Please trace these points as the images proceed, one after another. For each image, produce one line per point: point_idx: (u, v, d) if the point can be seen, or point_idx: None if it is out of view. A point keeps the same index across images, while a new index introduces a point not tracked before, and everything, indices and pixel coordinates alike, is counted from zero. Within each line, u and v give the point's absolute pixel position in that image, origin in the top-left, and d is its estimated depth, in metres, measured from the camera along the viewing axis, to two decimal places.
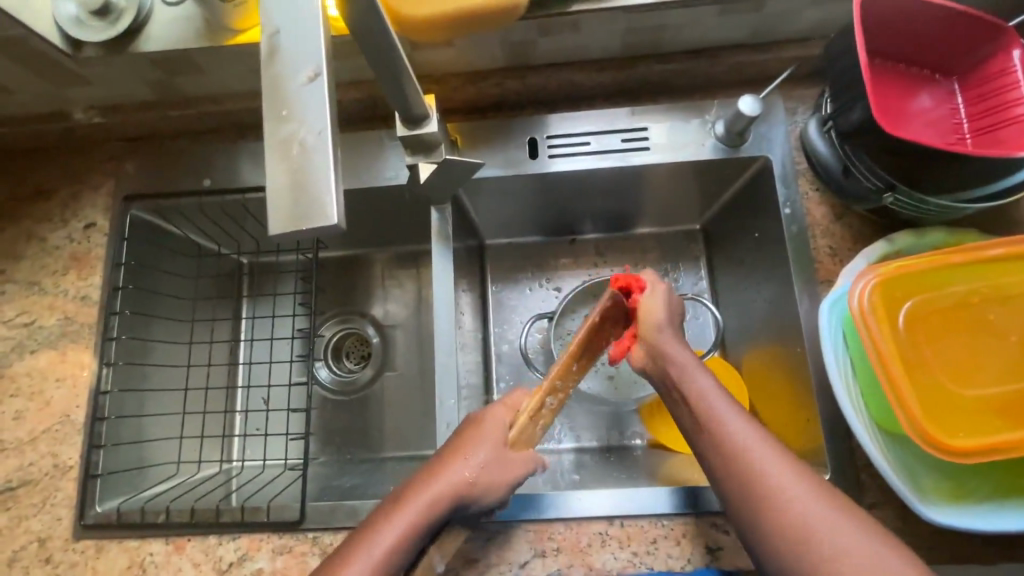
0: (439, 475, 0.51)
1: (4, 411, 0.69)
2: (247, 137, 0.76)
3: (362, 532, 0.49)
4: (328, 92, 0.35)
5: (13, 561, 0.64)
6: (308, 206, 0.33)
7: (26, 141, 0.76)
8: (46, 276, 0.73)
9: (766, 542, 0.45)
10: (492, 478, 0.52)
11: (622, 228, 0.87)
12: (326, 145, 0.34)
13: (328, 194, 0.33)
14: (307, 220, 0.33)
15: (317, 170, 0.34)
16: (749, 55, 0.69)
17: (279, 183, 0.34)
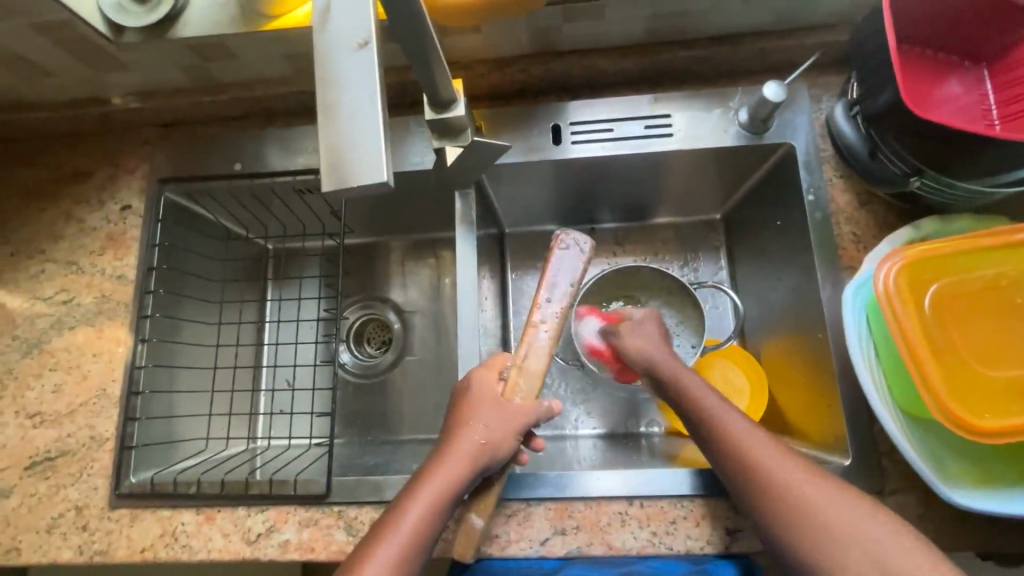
0: (449, 451, 0.55)
1: (45, 384, 0.72)
2: (276, 123, 0.78)
3: (389, 512, 0.52)
4: (376, 59, 0.36)
5: (53, 527, 0.67)
6: (356, 163, 0.35)
7: (64, 126, 0.79)
8: (84, 255, 0.76)
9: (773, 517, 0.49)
10: (497, 440, 0.56)
11: (642, 217, 0.88)
12: (378, 107, 0.36)
13: (376, 154, 0.35)
14: (354, 176, 0.34)
15: (366, 133, 0.35)
16: (775, 40, 0.69)
17: (330, 142, 0.35)
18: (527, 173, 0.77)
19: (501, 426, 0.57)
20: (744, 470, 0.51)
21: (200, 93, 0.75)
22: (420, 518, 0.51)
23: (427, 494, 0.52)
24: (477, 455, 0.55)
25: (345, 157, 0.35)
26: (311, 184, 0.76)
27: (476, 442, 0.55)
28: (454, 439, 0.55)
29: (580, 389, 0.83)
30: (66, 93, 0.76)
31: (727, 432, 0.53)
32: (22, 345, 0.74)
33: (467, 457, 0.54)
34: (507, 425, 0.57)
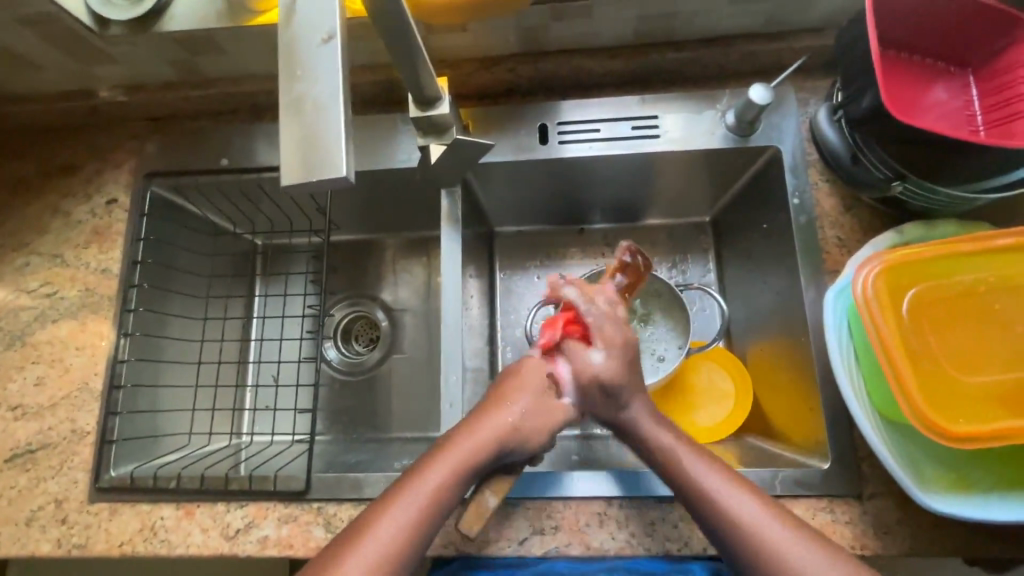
0: (481, 422, 0.54)
1: (27, 377, 0.72)
2: (264, 119, 0.78)
3: (410, 475, 0.51)
4: (341, 54, 0.36)
5: (32, 520, 0.67)
6: (318, 158, 0.35)
7: (51, 119, 0.79)
8: (69, 248, 0.76)
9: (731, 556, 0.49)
10: (531, 424, 0.55)
11: (631, 219, 0.88)
12: (341, 100, 0.36)
13: (338, 148, 0.35)
14: (316, 171, 0.34)
15: (329, 128, 0.35)
16: (762, 44, 0.69)
17: (292, 138, 0.35)
18: (515, 172, 0.76)
19: (534, 411, 0.55)
20: (707, 509, 0.50)
21: (188, 88, 0.75)
22: (438, 486, 0.50)
23: (450, 463, 0.52)
24: (508, 433, 0.54)
25: (310, 152, 0.35)
26: None
27: (506, 421, 0.54)
28: (485, 414, 0.54)
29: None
30: (53, 85, 0.75)
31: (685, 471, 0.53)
32: (5, 338, 0.73)
33: (496, 431, 0.53)
34: (543, 409, 0.55)
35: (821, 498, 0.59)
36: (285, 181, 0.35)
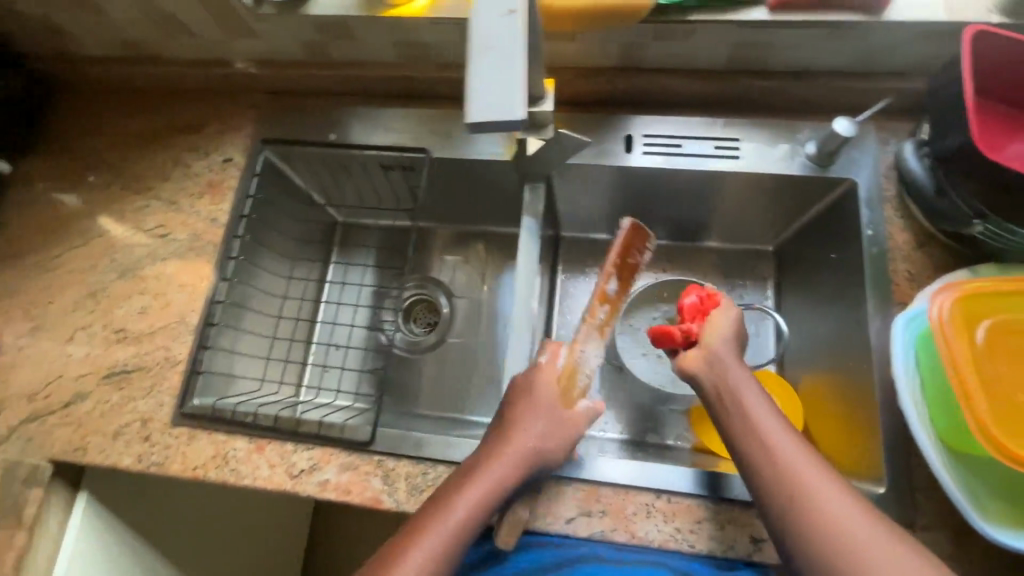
0: (502, 452, 0.59)
1: (132, 305, 0.80)
2: (372, 103, 0.85)
3: (434, 506, 0.56)
4: (520, 25, 0.48)
5: (119, 434, 0.74)
6: (498, 103, 0.46)
7: (186, 83, 0.88)
8: (185, 197, 0.84)
9: (803, 535, 0.50)
10: (546, 446, 0.61)
11: (693, 237, 0.92)
12: (516, 58, 0.47)
13: (515, 98, 0.46)
14: (497, 113, 0.46)
15: (506, 81, 0.47)
16: (852, 81, 0.72)
17: (478, 86, 0.47)
18: (595, 177, 0.81)
19: (549, 428, 0.61)
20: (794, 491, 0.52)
21: (311, 67, 0.83)
22: (466, 514, 0.55)
23: (477, 490, 0.56)
24: (525, 457, 0.59)
25: (492, 99, 0.47)
26: (396, 161, 0.83)
27: (526, 443, 0.60)
28: (507, 445, 0.59)
29: (609, 390, 0.87)
30: (195, 53, 0.85)
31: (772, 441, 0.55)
32: (118, 269, 0.82)
33: (517, 458, 0.59)
34: (555, 426, 0.62)
35: None
36: (468, 120, 0.46)
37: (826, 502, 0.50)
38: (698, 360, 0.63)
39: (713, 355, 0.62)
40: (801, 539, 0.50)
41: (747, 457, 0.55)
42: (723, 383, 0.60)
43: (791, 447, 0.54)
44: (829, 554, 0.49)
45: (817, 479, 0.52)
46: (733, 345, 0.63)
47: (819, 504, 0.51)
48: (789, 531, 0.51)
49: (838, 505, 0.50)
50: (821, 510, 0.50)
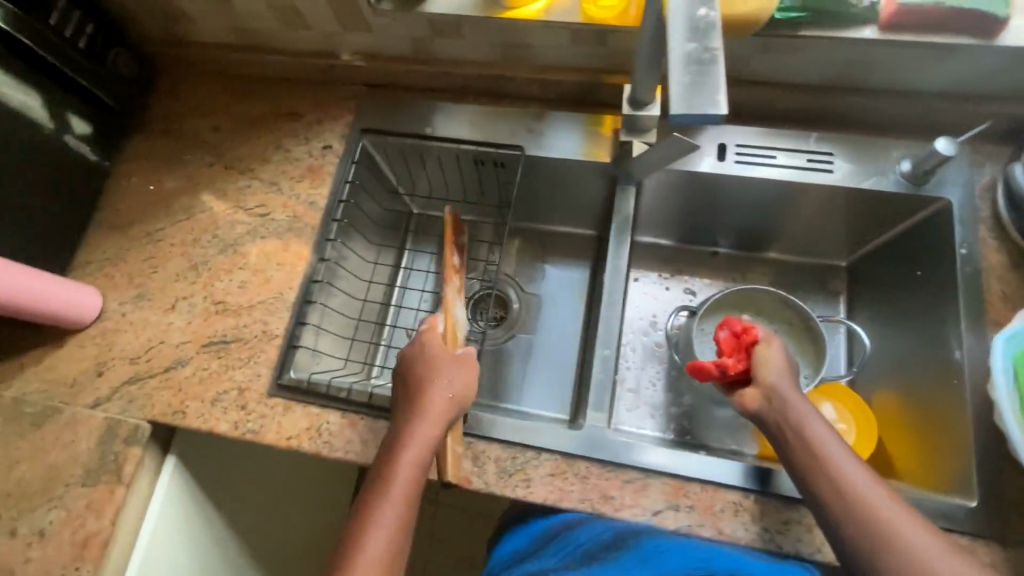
0: (417, 415, 0.64)
1: (233, 279, 0.83)
2: (468, 100, 0.89)
3: (377, 477, 0.61)
4: (718, 24, 0.51)
5: (216, 401, 0.77)
6: (703, 99, 0.50)
7: (291, 71, 0.93)
8: (285, 179, 0.88)
9: (869, 548, 0.54)
10: (453, 398, 0.66)
11: (754, 249, 0.95)
12: (716, 56, 0.51)
13: (717, 95, 0.50)
14: (701, 107, 0.49)
15: (709, 78, 0.50)
16: (952, 103, 0.74)
17: (680, 81, 0.50)
18: (684, 184, 0.84)
19: (452, 381, 0.66)
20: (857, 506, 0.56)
21: (415, 63, 0.87)
22: (405, 478, 0.61)
23: (410, 455, 0.62)
24: (438, 411, 0.64)
25: (695, 93, 0.50)
26: (489, 156, 0.86)
27: (444, 399, 0.65)
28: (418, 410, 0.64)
29: (670, 392, 0.89)
30: (305, 44, 0.89)
31: (834, 460, 0.59)
32: (220, 244, 0.86)
33: (439, 417, 0.64)
34: (457, 376, 0.67)
35: (963, 535, 0.62)
36: (674, 112, 0.50)
37: (888, 517, 0.55)
38: (757, 398, 0.65)
39: (771, 393, 0.64)
40: (868, 551, 0.54)
41: (811, 474, 0.59)
42: (786, 419, 0.62)
43: (851, 465, 0.58)
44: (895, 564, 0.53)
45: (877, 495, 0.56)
46: (792, 382, 0.65)
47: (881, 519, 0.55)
48: (855, 543, 0.55)
49: (898, 517, 0.55)
50: (883, 525, 0.55)
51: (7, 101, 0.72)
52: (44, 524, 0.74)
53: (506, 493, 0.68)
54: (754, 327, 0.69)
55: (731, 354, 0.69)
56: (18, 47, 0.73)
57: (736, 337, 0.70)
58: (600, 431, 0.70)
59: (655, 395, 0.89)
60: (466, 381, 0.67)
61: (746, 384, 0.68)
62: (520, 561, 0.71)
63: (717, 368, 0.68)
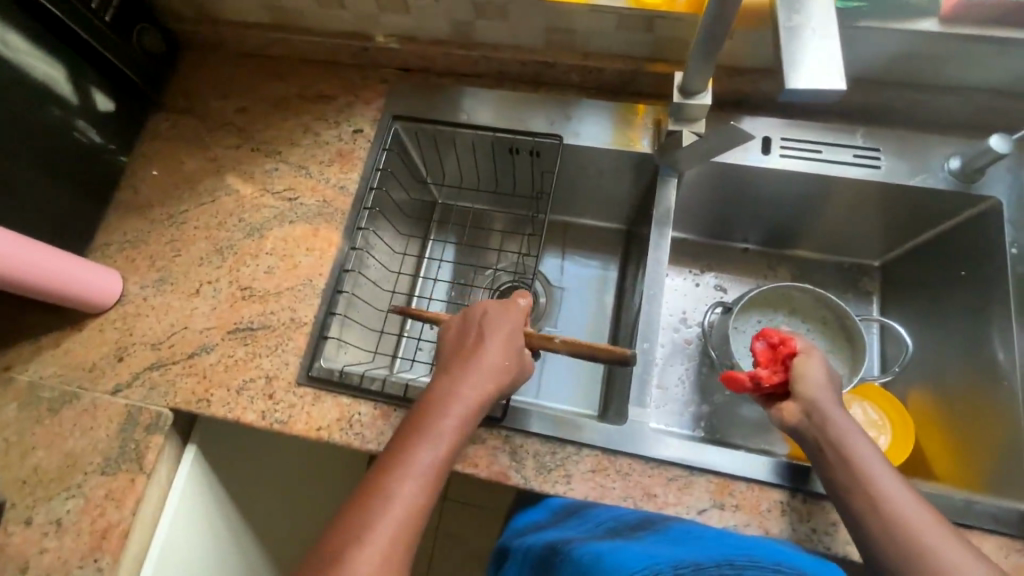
0: (474, 369, 0.60)
1: (259, 265, 0.81)
2: (504, 86, 0.87)
3: (417, 428, 0.56)
4: (828, 13, 0.57)
5: (242, 389, 0.74)
6: (821, 72, 0.54)
7: (321, 53, 0.90)
8: (314, 163, 0.86)
9: (892, 554, 0.49)
10: (512, 365, 0.62)
11: (785, 244, 0.93)
12: (830, 37, 0.56)
13: (834, 70, 0.54)
14: (821, 80, 0.53)
15: (825, 54, 0.54)
16: (1001, 100, 0.74)
17: (797, 55, 0.54)
18: (724, 179, 0.83)
19: (509, 340, 0.63)
20: (881, 510, 0.51)
21: (453, 46, 0.85)
22: (450, 432, 0.56)
23: (461, 409, 0.58)
24: (497, 370, 0.61)
25: (812, 67, 0.54)
26: (523, 145, 0.84)
27: (501, 359, 0.61)
28: (453, 390, 0.58)
29: (699, 390, 0.87)
30: (341, 25, 0.87)
31: (858, 459, 0.55)
32: (245, 228, 0.83)
33: (495, 376, 0.60)
34: (513, 339, 0.63)
35: (1016, 539, 0.60)
36: (792, 84, 0.53)
37: (914, 520, 0.50)
38: (796, 412, 0.60)
39: (811, 406, 0.59)
40: (892, 558, 0.49)
41: (837, 478, 0.56)
42: (825, 434, 0.58)
43: (878, 464, 0.54)
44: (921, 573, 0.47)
45: (901, 496, 0.52)
46: (833, 396, 0.60)
47: (906, 523, 0.50)
48: (875, 547, 0.51)
49: (925, 523, 0.50)
50: (911, 528, 0.50)
51: (30, 71, 0.70)
52: (62, 513, 0.71)
53: (545, 489, 0.66)
54: (793, 338, 0.64)
55: (766, 369, 0.64)
56: (45, 16, 0.70)
57: (773, 349, 0.65)
58: (641, 427, 0.68)
59: (687, 394, 0.87)
60: (508, 366, 0.62)
61: (784, 397, 0.64)
62: (535, 530, 0.65)
63: (752, 380, 0.64)
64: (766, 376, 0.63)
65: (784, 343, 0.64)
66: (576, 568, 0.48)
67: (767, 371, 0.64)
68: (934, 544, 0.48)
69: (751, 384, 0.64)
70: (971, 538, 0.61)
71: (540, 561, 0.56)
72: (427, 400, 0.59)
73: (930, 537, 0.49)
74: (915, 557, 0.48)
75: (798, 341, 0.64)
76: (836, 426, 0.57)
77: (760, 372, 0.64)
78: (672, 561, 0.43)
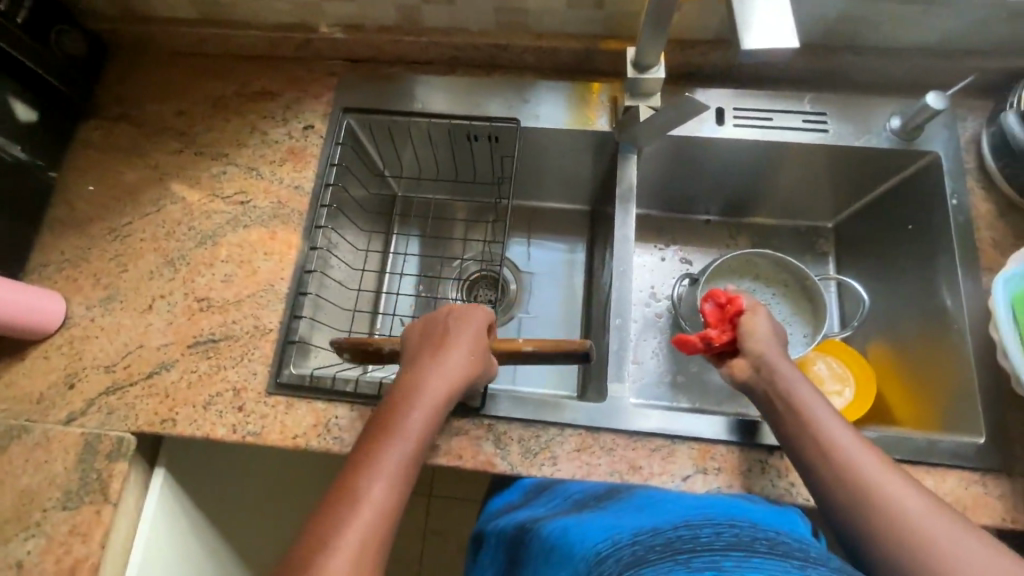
0: (440, 366, 0.59)
1: (215, 274, 0.77)
2: (458, 72, 0.85)
3: (384, 430, 0.54)
4: None
5: (209, 404, 0.71)
6: (777, 29, 0.56)
7: (262, 47, 0.86)
8: (265, 163, 0.82)
9: (852, 510, 0.49)
10: (481, 362, 0.61)
11: (745, 213, 0.95)
12: None
13: (789, 24, 0.56)
14: (776, 37, 0.55)
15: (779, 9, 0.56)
16: (934, 58, 0.78)
17: (753, 13, 0.56)
18: (681, 152, 0.84)
19: (476, 337, 0.62)
20: (839, 468, 0.51)
21: (401, 33, 0.83)
22: (418, 431, 0.55)
23: (427, 409, 0.56)
24: (465, 367, 0.60)
25: (769, 24, 0.56)
26: (481, 131, 0.82)
27: (468, 356, 0.60)
28: (420, 386, 0.58)
29: (673, 362, 0.89)
30: (281, 16, 0.83)
31: (815, 421, 0.55)
32: (197, 236, 0.79)
33: (464, 372, 0.59)
34: (480, 336, 0.62)
35: (975, 471, 0.64)
36: (749, 45, 0.55)
37: (871, 475, 0.50)
38: (746, 368, 0.62)
39: (759, 361, 0.62)
40: (852, 514, 0.49)
41: (797, 442, 0.56)
42: (774, 387, 0.60)
43: (834, 424, 0.55)
44: (879, 527, 0.47)
45: (858, 453, 0.52)
46: (779, 349, 0.62)
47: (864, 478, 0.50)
48: (836, 506, 0.51)
49: (882, 477, 0.50)
50: (868, 483, 0.49)
51: None
52: (22, 555, 0.66)
53: (532, 473, 0.66)
54: (739, 296, 0.67)
55: (716, 328, 0.66)
56: None
57: (721, 308, 0.67)
58: (620, 402, 0.69)
59: (660, 365, 0.88)
60: (476, 363, 0.61)
61: (733, 354, 0.65)
62: (507, 510, 0.67)
63: (703, 340, 0.65)
64: (716, 335, 0.65)
65: (732, 302, 0.66)
66: (544, 550, 0.53)
67: (716, 331, 0.66)
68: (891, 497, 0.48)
69: (704, 344, 0.65)
70: (935, 475, 0.64)
71: (513, 542, 0.60)
72: (391, 401, 0.57)
73: (888, 491, 0.49)
74: (873, 511, 0.48)
75: (744, 299, 0.66)
76: (791, 391, 0.58)
77: (710, 332, 0.65)
78: (633, 529, 0.48)
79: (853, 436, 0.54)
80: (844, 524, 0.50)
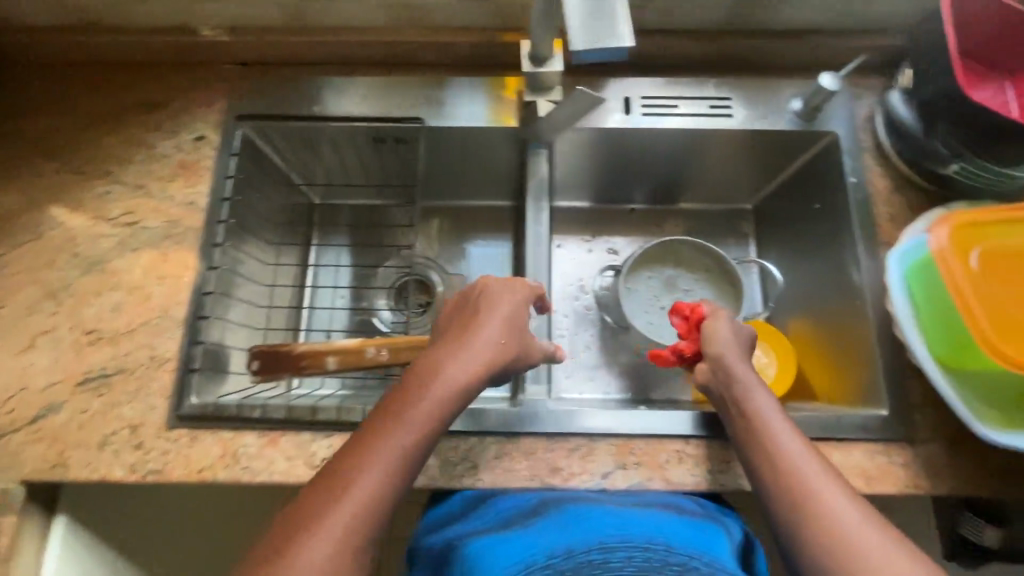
0: (465, 348, 0.56)
1: (104, 303, 0.72)
2: (357, 71, 0.81)
3: (391, 413, 0.52)
4: None
5: (104, 445, 0.66)
6: (606, 30, 0.50)
7: (142, 54, 0.80)
8: (153, 180, 0.76)
9: (787, 516, 0.49)
10: (512, 346, 0.58)
11: (666, 200, 0.95)
12: None
13: (620, 25, 0.50)
14: (606, 39, 0.50)
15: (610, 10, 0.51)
16: (827, 38, 0.79)
17: (581, 13, 0.51)
18: (593, 143, 0.83)
19: (504, 317, 0.59)
20: (779, 472, 0.52)
21: (291, 33, 0.78)
22: (427, 418, 0.52)
23: (443, 393, 0.53)
24: (493, 351, 0.56)
25: (598, 25, 0.51)
26: (388, 133, 0.80)
27: (496, 339, 0.57)
28: (435, 369, 0.54)
29: (604, 355, 0.88)
30: (158, 19, 0.77)
31: (762, 423, 0.55)
32: (81, 264, 0.73)
33: (487, 356, 0.56)
34: (512, 320, 0.59)
35: (880, 442, 0.66)
36: (575, 48, 0.50)
37: (808, 481, 0.50)
38: (706, 371, 0.63)
39: (716, 364, 0.61)
40: (786, 520, 0.49)
41: (745, 444, 0.56)
42: (728, 390, 0.59)
43: (781, 426, 0.55)
44: (810, 533, 0.47)
45: (799, 456, 0.52)
46: (738, 351, 0.62)
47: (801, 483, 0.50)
48: (774, 511, 0.51)
49: (819, 483, 0.50)
50: (805, 489, 0.50)
51: None
52: None
53: (452, 486, 0.65)
54: (701, 304, 0.68)
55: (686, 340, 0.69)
56: None
57: (687, 319, 0.69)
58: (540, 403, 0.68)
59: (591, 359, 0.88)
60: (506, 345, 0.58)
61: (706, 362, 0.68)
62: (442, 525, 0.65)
63: (675, 355, 0.69)
64: (687, 347, 0.68)
65: (694, 312, 0.68)
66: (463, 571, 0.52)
67: (686, 341, 0.68)
68: (824, 503, 0.48)
69: (678, 358, 0.69)
70: (844, 450, 0.66)
71: (438, 559, 0.59)
72: (405, 381, 0.55)
73: (822, 497, 0.49)
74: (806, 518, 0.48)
75: (706, 307, 0.67)
76: (742, 393, 0.58)
77: (682, 345, 0.68)
78: (548, 551, 0.49)
79: (798, 439, 0.54)
80: (780, 529, 0.50)
